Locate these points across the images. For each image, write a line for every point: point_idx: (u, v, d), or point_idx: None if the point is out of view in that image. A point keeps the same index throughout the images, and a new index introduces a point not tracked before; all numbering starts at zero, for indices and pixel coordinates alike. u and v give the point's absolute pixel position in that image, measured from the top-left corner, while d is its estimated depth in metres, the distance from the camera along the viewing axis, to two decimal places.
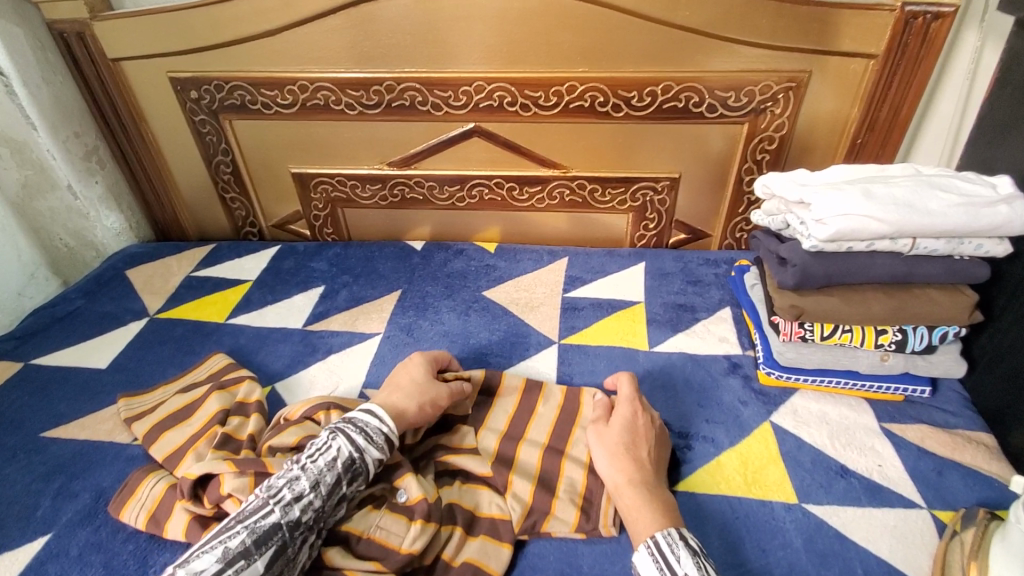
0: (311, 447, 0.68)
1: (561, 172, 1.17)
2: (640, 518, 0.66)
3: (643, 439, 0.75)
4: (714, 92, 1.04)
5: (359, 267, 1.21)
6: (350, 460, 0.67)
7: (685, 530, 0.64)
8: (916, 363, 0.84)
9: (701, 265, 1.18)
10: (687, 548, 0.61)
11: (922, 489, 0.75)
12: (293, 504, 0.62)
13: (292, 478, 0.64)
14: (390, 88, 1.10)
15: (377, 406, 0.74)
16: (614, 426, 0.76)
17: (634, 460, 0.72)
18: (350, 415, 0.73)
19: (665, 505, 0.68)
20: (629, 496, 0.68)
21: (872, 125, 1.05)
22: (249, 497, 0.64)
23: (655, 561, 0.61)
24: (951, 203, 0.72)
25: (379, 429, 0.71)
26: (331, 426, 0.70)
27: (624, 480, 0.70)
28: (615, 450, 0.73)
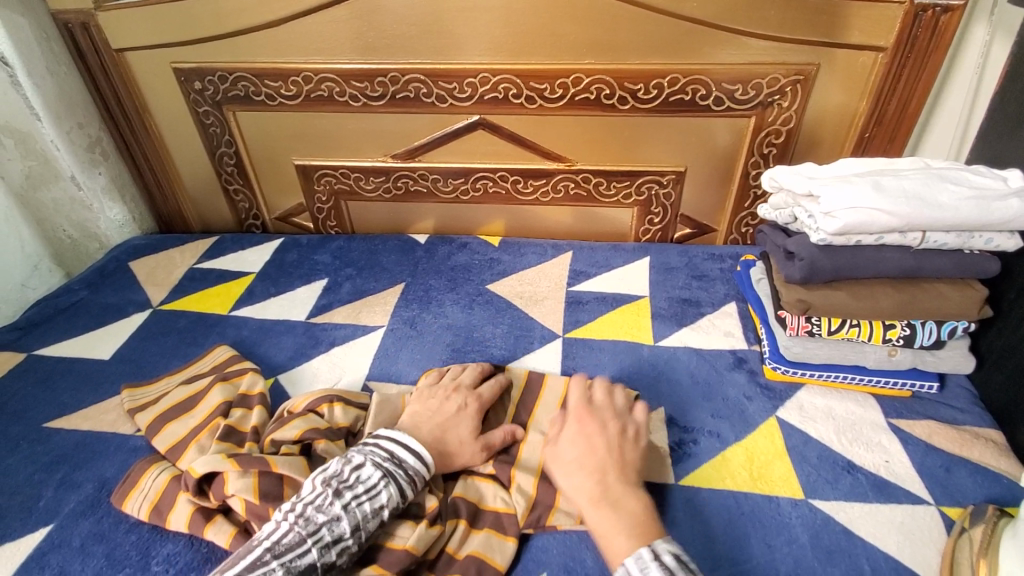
0: (357, 482, 0.66)
1: (566, 166, 1.16)
2: (613, 537, 0.62)
3: (598, 446, 0.71)
4: (721, 85, 1.03)
5: (362, 260, 1.20)
6: (394, 509, 0.67)
7: (657, 545, 0.59)
8: (924, 359, 0.84)
9: (706, 259, 1.17)
10: (659, 569, 0.57)
11: (930, 486, 0.75)
12: (331, 547, 0.62)
13: (335, 519, 0.63)
14: (394, 79, 1.10)
15: (425, 448, 0.72)
16: (569, 438, 0.72)
17: (593, 469, 0.68)
18: (398, 451, 0.70)
19: (636, 517, 0.63)
20: (596, 515, 0.64)
21: (880, 119, 1.04)
22: (282, 525, 0.63)
23: None
24: (962, 196, 0.71)
25: (424, 478, 0.70)
26: (382, 466, 0.68)
27: (589, 497, 0.66)
28: (573, 465, 0.69)
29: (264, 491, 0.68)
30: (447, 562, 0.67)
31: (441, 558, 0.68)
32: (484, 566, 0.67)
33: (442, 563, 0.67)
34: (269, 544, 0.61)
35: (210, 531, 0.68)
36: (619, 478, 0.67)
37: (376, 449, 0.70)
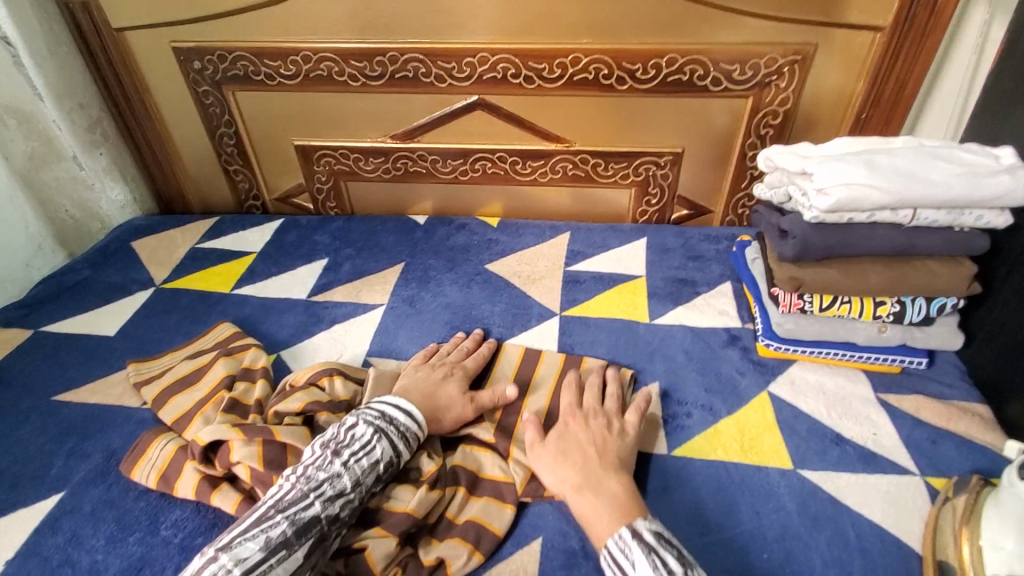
0: (353, 440, 0.69)
1: (564, 147, 1.17)
2: (595, 520, 0.65)
3: (583, 438, 0.74)
4: (719, 65, 1.04)
5: (362, 240, 1.22)
6: (390, 464, 0.69)
7: (637, 524, 0.62)
8: (913, 335, 0.86)
9: (702, 240, 1.18)
10: (639, 547, 0.60)
11: (916, 457, 0.77)
12: (334, 499, 0.64)
13: (335, 474, 0.65)
14: (393, 59, 1.10)
15: (414, 405, 0.75)
16: (555, 433, 0.75)
17: (577, 459, 0.71)
18: (386, 408, 0.74)
19: (617, 499, 0.66)
20: (579, 500, 0.67)
21: (877, 100, 1.04)
22: (284, 485, 0.65)
23: (614, 569, 0.61)
24: (952, 173, 0.72)
25: (417, 434, 0.73)
26: (374, 423, 0.71)
27: (572, 485, 0.68)
28: (557, 456, 0.72)
29: (268, 460, 0.70)
30: (446, 526, 0.70)
31: (440, 522, 0.70)
32: (482, 530, 0.69)
33: (443, 527, 0.70)
34: (272, 503, 0.63)
35: (216, 497, 0.71)
36: (601, 466, 0.70)
37: (368, 410, 0.73)
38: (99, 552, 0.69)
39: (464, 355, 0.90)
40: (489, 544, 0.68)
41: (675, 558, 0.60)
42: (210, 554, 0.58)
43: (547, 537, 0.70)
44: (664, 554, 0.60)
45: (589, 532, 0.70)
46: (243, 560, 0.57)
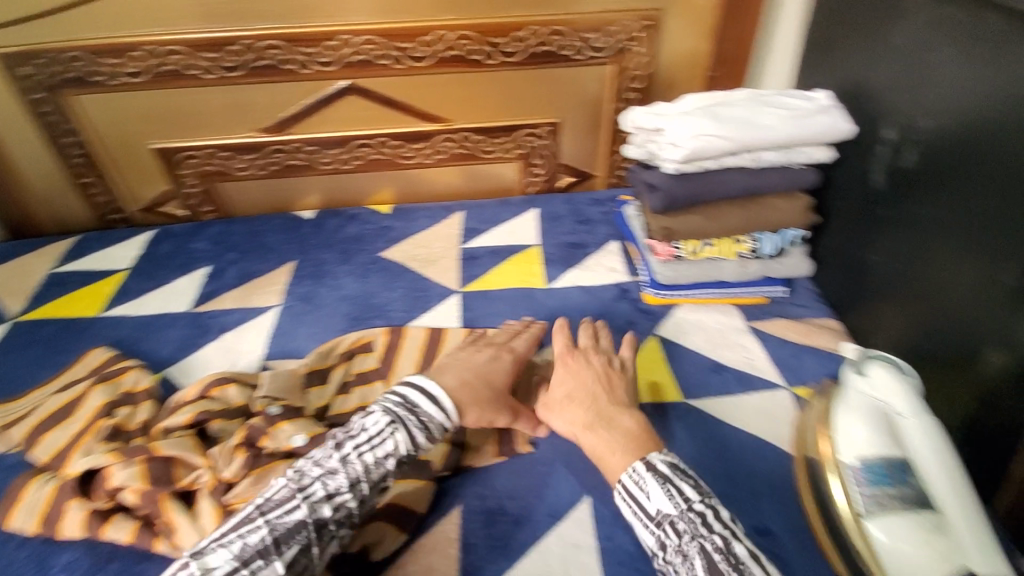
0: (362, 431, 0.64)
1: (443, 126, 1.17)
2: (609, 456, 0.64)
3: (587, 378, 0.74)
4: (579, 34, 1.08)
5: (247, 243, 1.16)
6: (404, 458, 0.64)
7: (652, 457, 0.61)
8: (771, 267, 0.95)
9: (589, 205, 1.24)
10: (654, 479, 0.59)
11: (784, 372, 0.87)
12: (322, 502, 0.59)
13: (330, 472, 0.61)
14: (250, 47, 1.05)
15: (446, 395, 0.68)
16: (559, 378, 0.75)
17: (584, 400, 0.71)
18: (411, 397, 0.67)
19: (631, 433, 0.65)
20: (592, 440, 0.67)
21: (722, 59, 1.14)
22: (275, 483, 0.61)
23: (628, 504, 0.60)
24: (780, 117, 0.81)
25: (441, 426, 0.67)
26: (389, 413, 0.65)
27: (582, 426, 0.68)
28: (565, 401, 0.72)
29: (153, 477, 0.68)
30: None
31: None
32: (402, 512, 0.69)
33: None
34: (259, 503, 0.59)
35: (109, 530, 0.67)
36: (608, 402, 0.70)
37: (390, 396, 0.68)
38: None
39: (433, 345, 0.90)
40: (410, 524, 0.68)
41: (693, 487, 0.58)
42: (185, 558, 0.55)
43: (466, 503, 0.72)
44: (681, 482, 0.58)
45: (506, 490, 0.73)
46: (209, 570, 0.53)
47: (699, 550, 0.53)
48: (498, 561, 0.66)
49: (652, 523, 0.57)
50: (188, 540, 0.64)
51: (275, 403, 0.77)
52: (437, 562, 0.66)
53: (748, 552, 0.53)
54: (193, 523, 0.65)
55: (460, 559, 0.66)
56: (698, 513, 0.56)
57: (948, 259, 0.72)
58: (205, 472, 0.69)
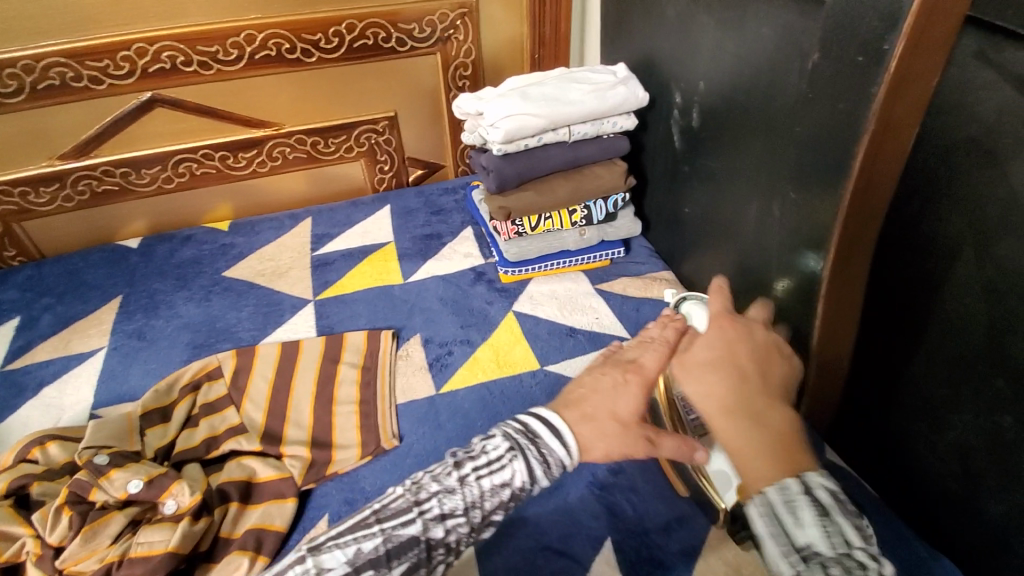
0: (480, 451, 0.54)
1: (273, 131, 1.11)
2: (752, 455, 0.47)
3: (742, 351, 0.54)
4: (398, 25, 1.08)
5: (62, 284, 1.03)
6: (521, 492, 0.53)
7: (811, 478, 0.44)
8: (605, 232, 1.01)
9: (441, 195, 1.25)
10: (813, 508, 0.43)
11: (627, 325, 0.94)
12: (439, 523, 0.51)
13: (448, 490, 0.52)
14: (29, 68, 0.93)
15: (569, 429, 0.54)
16: (706, 338, 0.57)
17: (732, 373, 0.52)
18: (538, 420, 0.55)
19: (783, 438, 0.48)
20: (728, 428, 0.49)
21: (542, 41, 1.19)
22: (393, 492, 0.54)
23: (768, 522, 0.44)
24: (585, 91, 0.87)
25: (563, 463, 0.53)
26: (513, 436, 0.54)
27: (719, 407, 0.50)
28: (702, 366, 0.54)
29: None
30: (222, 545, 0.66)
31: (216, 545, 0.66)
32: (264, 534, 0.67)
33: (219, 547, 0.66)
34: (376, 508, 0.53)
35: None
36: (761, 389, 0.52)
37: (510, 420, 0.56)
38: None
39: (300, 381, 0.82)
40: (273, 543, 0.66)
41: (857, 529, 0.42)
42: (301, 550, 0.51)
43: (333, 512, 0.70)
44: (845, 518, 0.42)
45: (374, 489, 0.73)
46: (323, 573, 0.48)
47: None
48: None
49: (794, 555, 0.42)
50: None
51: (102, 452, 0.70)
52: None
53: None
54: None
55: None
56: (861, 567, 0.40)
57: (744, 220, 0.81)
58: (29, 541, 0.63)
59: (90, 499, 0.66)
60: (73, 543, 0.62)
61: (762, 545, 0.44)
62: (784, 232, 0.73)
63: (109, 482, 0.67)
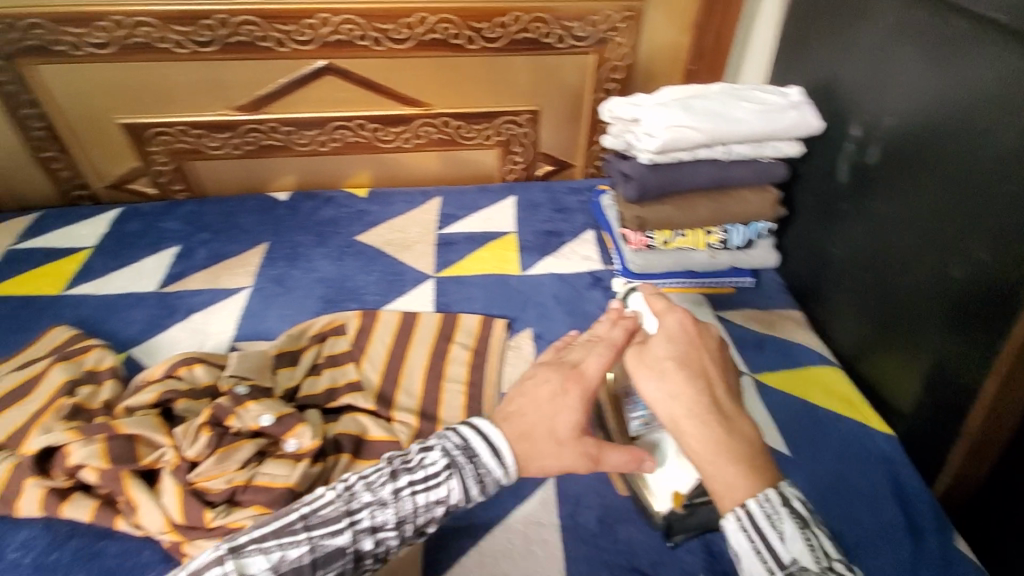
0: (418, 467, 0.54)
1: (423, 110, 1.16)
2: (721, 467, 0.47)
3: (704, 355, 0.54)
4: (561, 23, 1.09)
5: (219, 223, 1.13)
6: (455, 509, 0.54)
7: (789, 489, 0.46)
8: (740, 259, 0.95)
9: (567, 194, 1.25)
10: (793, 519, 0.45)
11: (746, 359, 0.89)
12: (367, 534, 0.51)
13: (382, 502, 0.52)
14: (224, 22, 1.02)
15: (509, 450, 0.54)
16: (666, 336, 0.54)
17: (697, 376, 0.51)
18: (482, 439, 0.55)
19: (751, 447, 0.48)
20: (698, 434, 0.49)
21: (702, 53, 1.17)
22: (320, 492, 0.54)
23: (750, 538, 0.45)
24: (752, 111, 0.83)
25: (499, 483, 0.54)
26: (449, 453, 0.54)
27: (686, 411, 0.50)
28: (671, 366, 0.52)
29: (114, 456, 0.67)
30: None
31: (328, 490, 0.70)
32: None
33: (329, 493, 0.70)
34: (305, 511, 0.52)
35: (68, 508, 0.66)
36: (725, 397, 0.52)
37: (452, 431, 0.56)
38: None
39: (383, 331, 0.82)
40: None
41: (831, 540, 0.46)
42: (221, 547, 0.49)
43: None
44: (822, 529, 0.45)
45: None
46: None
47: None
48: (462, 538, 0.66)
49: (784, 574, 0.43)
50: (148, 516, 0.64)
51: (243, 383, 0.77)
52: None
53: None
54: (154, 499, 0.65)
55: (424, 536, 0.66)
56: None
57: (879, 270, 0.81)
58: (170, 451, 0.68)
59: (226, 423, 0.72)
60: (210, 460, 0.67)
61: (745, 564, 0.45)
62: (930, 290, 0.72)
63: (244, 411, 0.72)
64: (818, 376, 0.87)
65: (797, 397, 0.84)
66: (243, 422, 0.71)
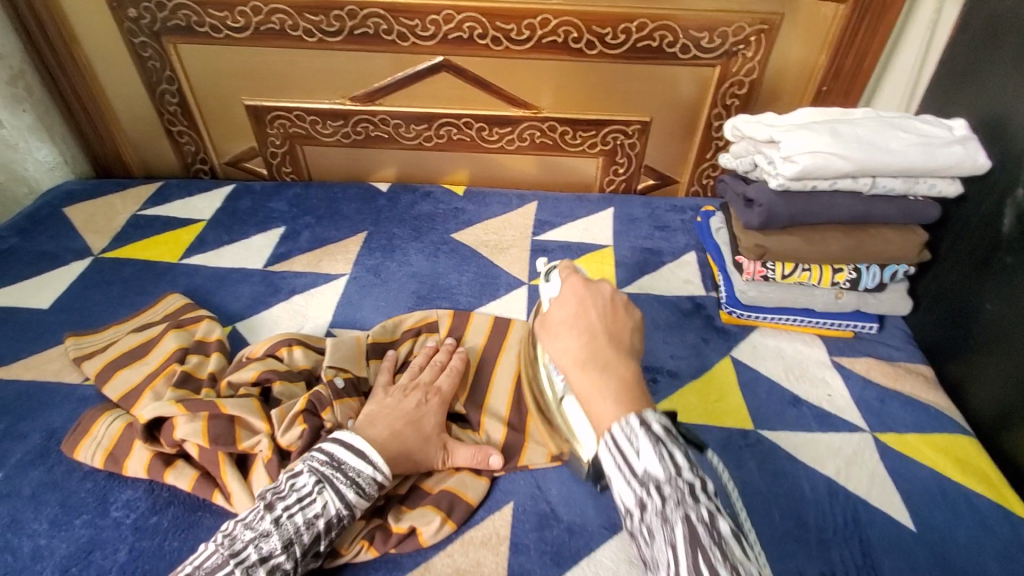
0: (290, 491, 0.61)
1: (532, 113, 1.14)
2: (596, 399, 0.55)
3: (593, 312, 0.62)
4: (688, 32, 1.03)
5: (322, 208, 1.16)
6: (336, 518, 0.60)
7: (646, 412, 0.53)
8: (866, 301, 0.90)
9: (668, 210, 1.18)
10: (647, 435, 0.51)
11: (867, 415, 0.80)
12: (258, 566, 0.55)
13: (263, 534, 0.57)
14: (352, 14, 1.04)
15: (371, 449, 0.64)
16: (561, 302, 0.64)
17: (581, 330, 0.60)
18: (327, 449, 0.64)
19: (623, 382, 0.56)
20: (580, 377, 0.57)
21: (838, 73, 1.07)
22: (204, 551, 0.56)
23: (613, 456, 0.52)
24: (910, 143, 0.78)
25: (373, 479, 0.63)
26: (316, 472, 0.62)
27: (572, 359, 0.58)
28: (562, 326, 0.62)
29: (213, 436, 0.68)
30: (419, 496, 0.69)
31: (413, 493, 0.69)
32: (457, 500, 0.68)
33: (414, 497, 0.69)
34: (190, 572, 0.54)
35: (171, 475, 0.68)
36: (610, 344, 0.59)
37: (315, 453, 0.64)
38: (44, 536, 0.65)
39: (439, 372, 0.78)
40: (462, 514, 0.67)
41: (685, 455, 0.51)
42: None
43: (518, 501, 0.70)
44: (675, 444, 0.51)
45: (560, 495, 0.70)
46: None
47: (683, 519, 0.47)
48: (548, 567, 0.64)
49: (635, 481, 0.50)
50: (241, 502, 0.65)
51: (340, 375, 0.77)
52: (485, 556, 0.65)
53: (732, 531, 0.47)
54: (247, 489, 0.66)
55: (509, 557, 0.65)
56: (688, 482, 0.49)
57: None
58: (265, 439, 0.68)
59: (320, 416, 0.71)
60: (303, 453, 0.67)
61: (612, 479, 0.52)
62: None
63: (337, 407, 0.72)
64: (951, 443, 0.77)
65: (926, 465, 0.74)
66: (336, 417, 0.71)
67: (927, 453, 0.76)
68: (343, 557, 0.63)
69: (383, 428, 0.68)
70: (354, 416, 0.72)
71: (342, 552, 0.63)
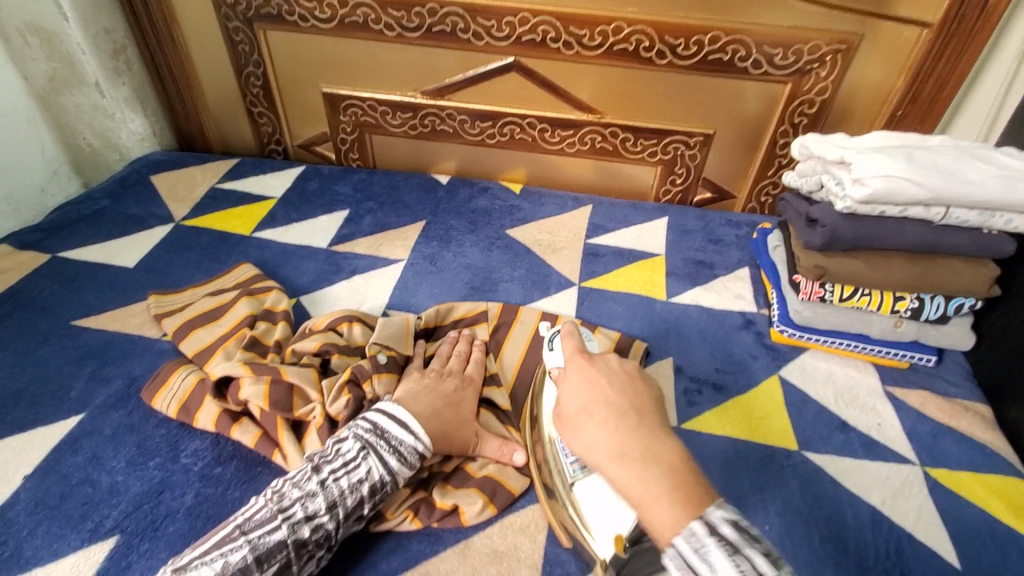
0: (336, 456, 0.64)
1: (595, 118, 1.16)
2: (650, 501, 0.50)
3: (608, 389, 0.59)
4: (762, 48, 1.03)
5: (384, 195, 1.21)
6: (378, 484, 0.63)
7: (712, 516, 0.48)
8: (927, 333, 0.88)
9: (723, 225, 1.18)
10: (720, 546, 0.46)
11: (917, 448, 0.79)
12: (303, 523, 0.59)
13: (309, 494, 0.61)
14: (433, 11, 1.08)
15: (412, 418, 0.67)
16: (572, 385, 0.61)
17: (606, 414, 0.56)
18: (380, 422, 0.67)
19: (672, 471, 0.51)
20: (621, 473, 0.52)
21: (915, 98, 1.05)
22: (256, 503, 0.61)
23: (684, 574, 0.46)
24: (990, 175, 0.76)
25: (414, 448, 0.66)
26: (361, 440, 0.65)
27: (608, 453, 0.53)
28: (581, 417, 0.57)
29: (273, 400, 0.73)
30: (463, 477, 0.72)
31: (457, 472, 0.72)
32: (499, 487, 0.70)
33: (458, 476, 0.72)
34: (240, 522, 0.59)
35: (236, 431, 0.73)
36: (639, 423, 0.56)
37: (361, 421, 0.68)
38: (120, 473, 0.70)
39: (464, 361, 0.81)
40: (503, 500, 0.69)
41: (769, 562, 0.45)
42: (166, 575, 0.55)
43: None
44: (753, 553, 0.45)
45: None
46: None
47: None
48: (583, 559, 0.65)
49: None
50: (296, 464, 0.70)
51: (385, 351, 0.80)
52: (523, 542, 0.67)
53: None
54: (300, 451, 0.70)
55: (546, 546, 0.66)
56: None
57: None
58: (318, 407, 0.73)
59: (363, 388, 0.75)
60: (349, 422, 0.70)
61: None
62: None
63: (378, 380, 0.74)
64: (1003, 486, 0.75)
65: (977, 505, 0.72)
66: (376, 390, 0.74)
67: (979, 494, 0.74)
68: (387, 521, 0.66)
69: (431, 408, 0.71)
70: (393, 391, 0.74)
71: (388, 517, 0.66)
